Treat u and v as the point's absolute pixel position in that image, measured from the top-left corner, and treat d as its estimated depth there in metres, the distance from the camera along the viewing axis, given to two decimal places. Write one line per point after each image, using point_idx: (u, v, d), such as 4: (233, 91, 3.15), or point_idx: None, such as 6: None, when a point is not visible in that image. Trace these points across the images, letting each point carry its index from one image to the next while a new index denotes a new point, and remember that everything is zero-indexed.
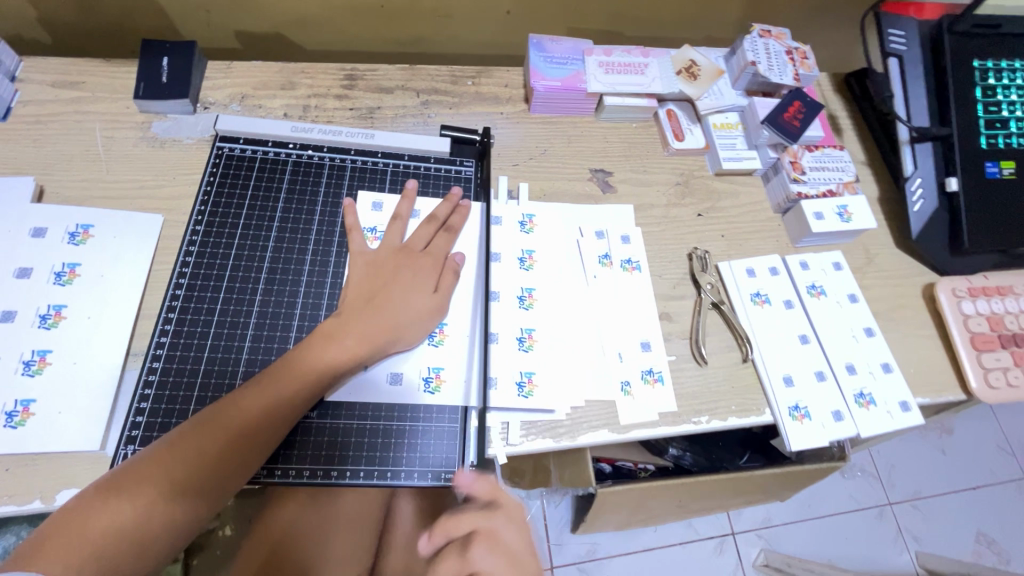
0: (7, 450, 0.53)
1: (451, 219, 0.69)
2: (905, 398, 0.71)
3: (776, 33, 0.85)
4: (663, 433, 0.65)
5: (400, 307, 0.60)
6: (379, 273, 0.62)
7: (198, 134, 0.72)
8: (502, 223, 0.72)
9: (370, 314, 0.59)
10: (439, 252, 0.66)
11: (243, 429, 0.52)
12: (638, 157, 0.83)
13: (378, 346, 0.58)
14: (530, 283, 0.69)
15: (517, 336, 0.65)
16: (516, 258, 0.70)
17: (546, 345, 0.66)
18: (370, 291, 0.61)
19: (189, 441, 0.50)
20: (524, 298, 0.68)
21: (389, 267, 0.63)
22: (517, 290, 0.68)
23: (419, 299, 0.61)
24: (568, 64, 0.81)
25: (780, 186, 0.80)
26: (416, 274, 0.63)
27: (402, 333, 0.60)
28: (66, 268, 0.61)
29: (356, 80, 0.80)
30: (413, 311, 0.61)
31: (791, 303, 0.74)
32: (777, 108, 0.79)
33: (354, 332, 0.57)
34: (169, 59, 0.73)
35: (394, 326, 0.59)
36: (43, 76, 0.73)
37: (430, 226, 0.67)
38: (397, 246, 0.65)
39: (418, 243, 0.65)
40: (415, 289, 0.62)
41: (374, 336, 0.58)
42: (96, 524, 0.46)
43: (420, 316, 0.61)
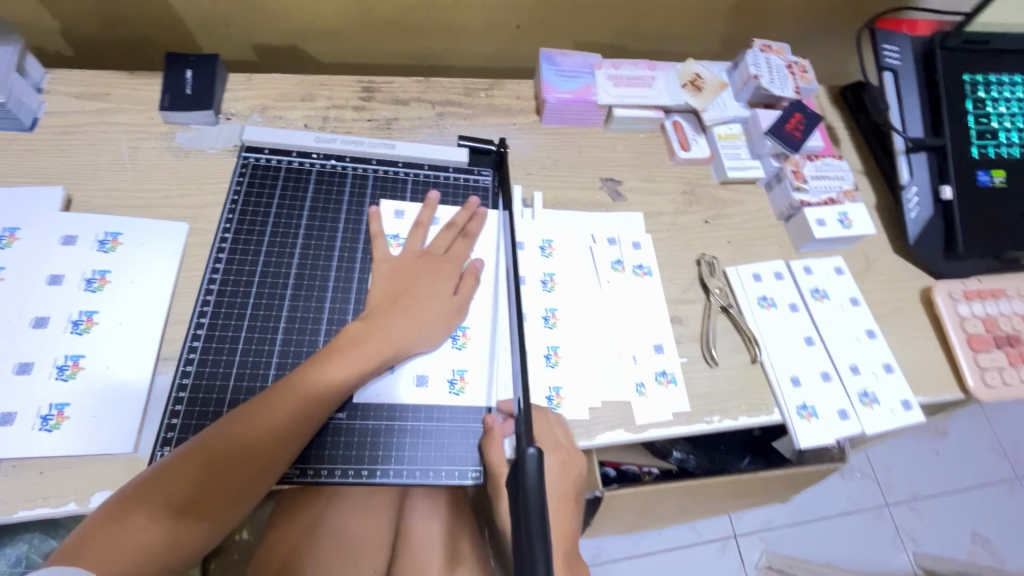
0: (42, 453, 0.54)
1: (469, 226, 0.71)
2: (906, 397, 0.73)
3: (776, 47, 0.88)
4: (677, 432, 0.68)
5: (423, 310, 0.62)
6: (402, 278, 0.64)
7: (222, 145, 0.74)
8: (525, 249, 0.74)
9: (397, 318, 0.61)
10: (459, 258, 0.68)
11: (269, 435, 0.53)
12: (646, 167, 0.86)
13: (404, 349, 0.60)
14: (553, 303, 0.71)
15: (544, 353, 0.68)
16: (539, 277, 0.72)
17: (572, 360, 0.68)
18: (394, 295, 0.63)
19: (216, 448, 0.51)
20: (548, 319, 0.70)
21: (411, 272, 0.65)
22: (541, 310, 0.70)
23: (440, 302, 0.63)
24: (578, 77, 0.84)
25: (782, 195, 0.83)
26: (436, 278, 0.65)
27: (426, 335, 0.62)
28: (96, 275, 0.62)
29: (373, 92, 0.83)
30: (435, 314, 0.63)
31: (796, 306, 0.77)
32: (779, 119, 0.82)
33: (380, 335, 0.59)
34: (193, 72, 0.75)
35: (418, 329, 0.61)
36: (68, 88, 0.74)
37: (450, 233, 0.69)
38: (418, 252, 0.67)
39: (438, 249, 0.68)
40: (438, 293, 0.64)
41: (398, 339, 0.60)
42: (128, 533, 0.47)
43: (443, 319, 0.63)
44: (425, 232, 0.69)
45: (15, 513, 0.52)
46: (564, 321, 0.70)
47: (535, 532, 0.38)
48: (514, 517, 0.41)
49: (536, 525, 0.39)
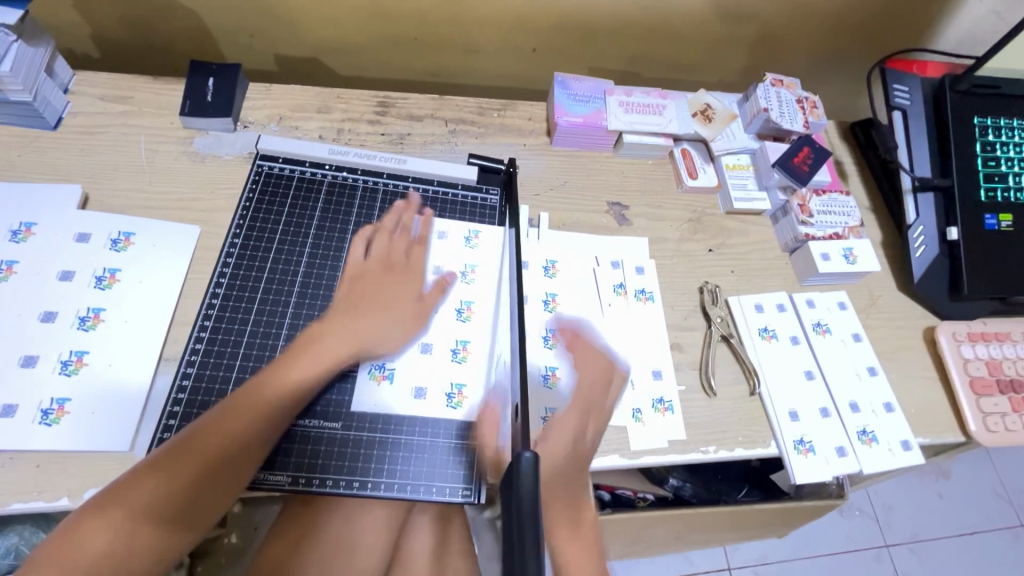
0: (40, 447, 0.54)
1: (422, 233, 0.71)
2: (906, 437, 0.73)
3: (787, 82, 0.89)
4: (671, 460, 0.67)
5: (383, 315, 0.63)
6: (370, 286, 0.64)
7: (238, 151, 0.76)
8: (530, 267, 0.74)
9: (362, 325, 0.61)
10: (420, 268, 0.68)
11: (236, 438, 0.53)
12: (652, 193, 0.86)
13: (365, 352, 0.61)
14: (552, 321, 0.72)
15: (540, 372, 0.68)
16: (540, 299, 0.73)
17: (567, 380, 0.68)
18: (360, 301, 0.63)
19: (183, 454, 0.51)
20: (547, 336, 0.70)
21: (373, 279, 0.65)
22: (542, 330, 0.71)
23: (403, 309, 0.64)
24: (590, 102, 0.85)
25: (788, 227, 0.84)
26: (405, 289, 0.65)
27: (389, 339, 0.63)
28: (107, 273, 0.63)
29: (388, 107, 0.84)
30: (403, 321, 0.64)
31: (797, 339, 0.77)
32: (787, 152, 0.83)
33: (352, 347, 0.60)
34: (214, 80, 0.77)
35: (384, 339, 0.62)
36: (94, 90, 0.77)
37: (416, 245, 0.69)
38: (383, 261, 0.67)
39: (400, 255, 0.68)
40: (399, 298, 0.64)
41: (367, 345, 0.61)
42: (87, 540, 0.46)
43: (406, 325, 0.64)
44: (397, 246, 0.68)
45: (8, 505, 0.53)
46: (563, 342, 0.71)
47: (528, 545, 0.33)
48: (505, 527, 0.35)
49: (531, 539, 0.33)
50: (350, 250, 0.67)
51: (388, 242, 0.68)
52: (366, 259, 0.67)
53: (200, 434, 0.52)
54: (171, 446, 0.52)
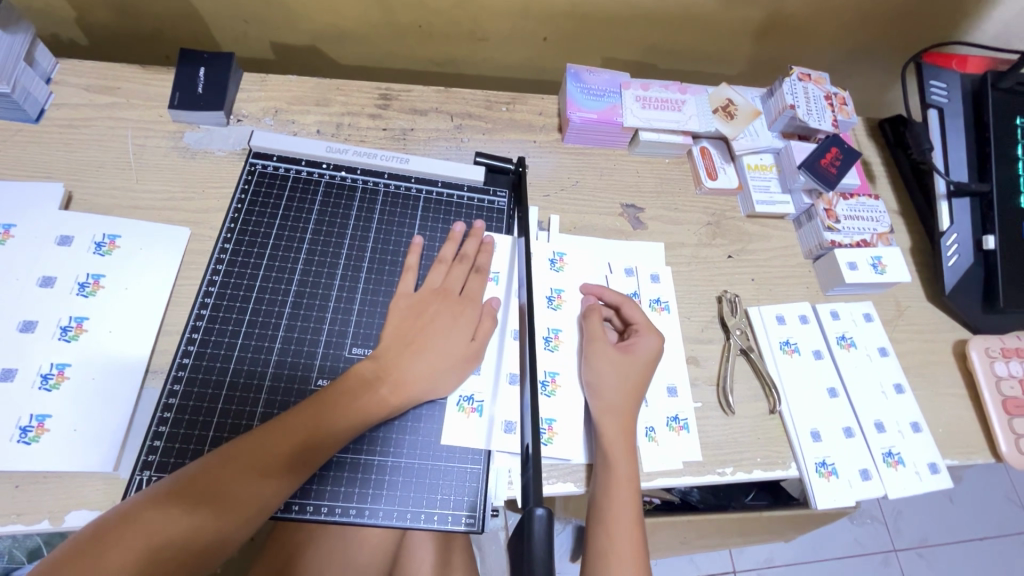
0: (18, 467, 0.51)
1: (478, 258, 0.67)
2: (934, 459, 0.69)
3: (815, 77, 0.84)
4: (686, 483, 0.64)
5: (437, 352, 0.59)
6: (418, 316, 0.61)
7: (231, 148, 0.71)
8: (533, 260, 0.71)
9: (408, 363, 0.57)
10: (475, 296, 0.64)
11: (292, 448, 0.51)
12: (669, 194, 0.82)
13: (413, 398, 0.57)
14: (558, 323, 0.68)
15: (541, 379, 0.64)
16: (545, 295, 0.69)
17: (570, 389, 0.64)
18: (408, 335, 0.59)
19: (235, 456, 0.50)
20: (550, 339, 0.67)
21: (428, 310, 0.61)
22: (543, 330, 0.67)
23: (458, 348, 0.59)
24: (605, 96, 0.80)
25: (812, 233, 0.79)
26: (453, 319, 0.61)
27: (438, 382, 0.58)
28: (90, 279, 0.59)
29: (390, 100, 0.80)
30: (451, 359, 0.59)
31: (820, 353, 0.73)
32: (814, 153, 0.78)
33: (391, 382, 0.56)
34: (205, 70, 0.73)
35: (430, 375, 0.58)
36: (78, 80, 0.72)
37: (461, 267, 0.65)
38: (434, 287, 0.63)
39: (454, 285, 0.64)
40: (456, 334, 0.60)
41: (418, 382, 0.57)
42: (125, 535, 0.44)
43: (456, 364, 0.59)
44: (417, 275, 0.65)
45: None
46: (567, 345, 0.67)
47: None
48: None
49: None
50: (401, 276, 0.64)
51: (446, 273, 0.65)
52: (418, 290, 0.63)
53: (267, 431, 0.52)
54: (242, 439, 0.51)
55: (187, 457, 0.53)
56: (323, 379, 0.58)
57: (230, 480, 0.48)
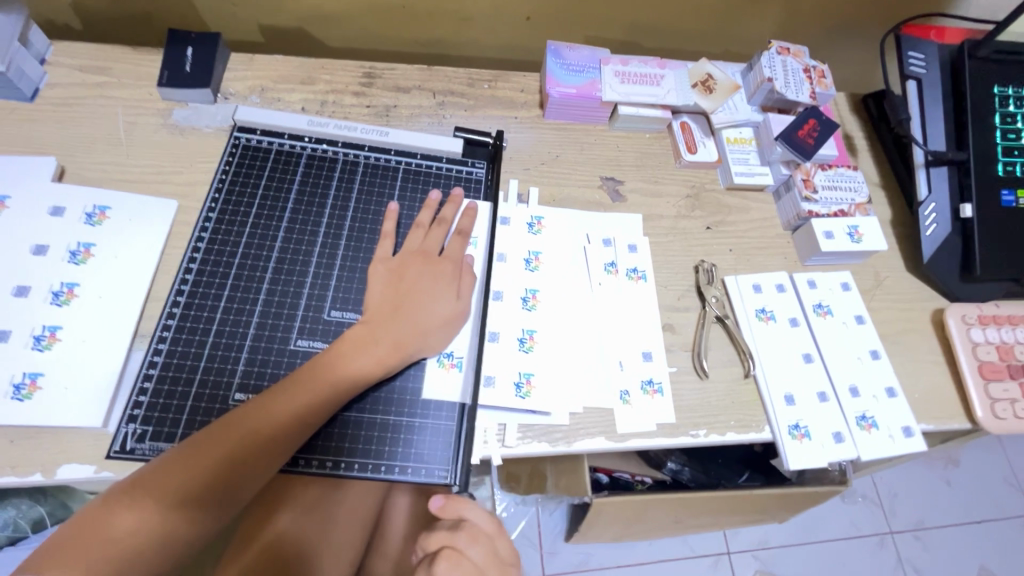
0: (12, 422, 0.54)
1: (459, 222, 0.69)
2: (908, 423, 0.70)
3: (794, 51, 0.85)
4: (660, 444, 0.65)
5: (425, 315, 0.61)
6: (399, 279, 0.63)
7: (218, 124, 0.74)
8: (510, 223, 0.73)
9: (399, 322, 0.60)
10: (453, 256, 0.66)
11: (278, 431, 0.52)
12: (649, 168, 0.83)
13: (409, 354, 0.59)
14: (535, 284, 0.70)
15: (518, 336, 0.66)
16: (522, 258, 0.71)
17: (545, 347, 0.66)
18: (397, 298, 0.61)
19: (220, 441, 0.50)
20: (528, 299, 0.69)
21: (409, 273, 0.63)
22: (520, 291, 0.69)
23: (439, 307, 0.62)
24: (585, 72, 0.81)
25: (790, 204, 0.80)
26: (434, 281, 0.63)
27: (427, 340, 0.60)
28: (81, 248, 0.62)
29: (374, 78, 0.81)
30: (432, 319, 0.61)
31: (796, 321, 0.74)
32: (791, 125, 0.79)
33: (387, 341, 0.58)
34: (192, 49, 0.75)
35: (419, 334, 0.60)
36: (72, 61, 0.75)
37: (439, 231, 0.67)
38: (414, 251, 0.65)
39: (433, 248, 0.66)
40: (438, 295, 0.62)
41: (403, 344, 0.59)
42: (120, 526, 0.45)
43: (439, 323, 0.61)
44: (394, 240, 0.67)
45: None
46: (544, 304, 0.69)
47: None
48: None
49: None
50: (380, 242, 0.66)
51: (424, 237, 0.67)
52: (397, 254, 0.65)
53: (248, 415, 0.52)
54: (224, 426, 0.51)
55: (171, 411, 0.56)
56: (302, 339, 0.60)
57: (221, 467, 0.50)
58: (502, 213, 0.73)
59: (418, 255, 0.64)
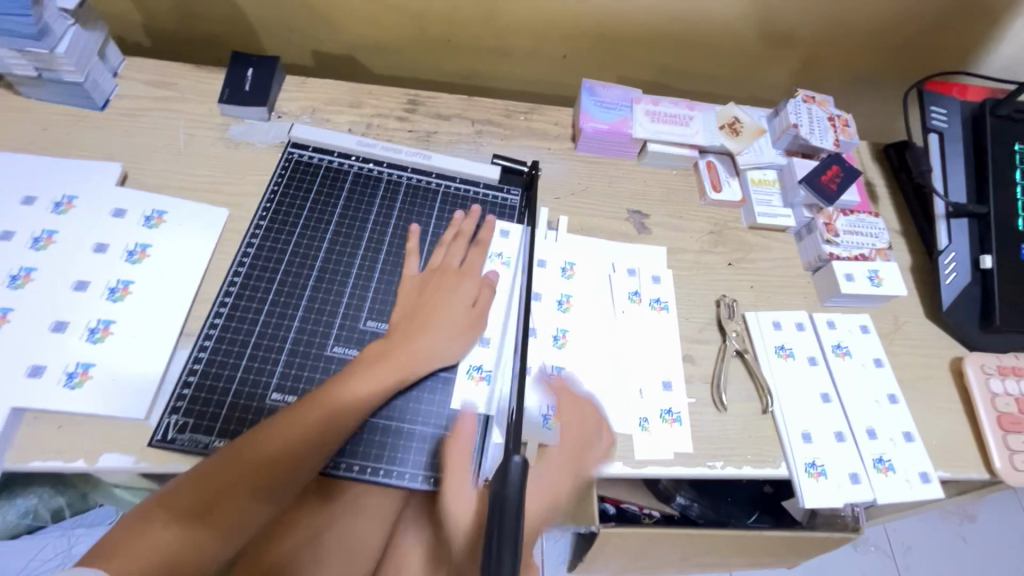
0: (63, 408, 0.56)
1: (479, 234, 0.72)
2: (925, 469, 0.70)
3: (819, 100, 0.88)
4: (677, 474, 0.66)
5: (446, 327, 0.64)
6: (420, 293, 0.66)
7: (270, 140, 0.78)
8: (546, 267, 0.75)
9: (420, 334, 0.63)
10: (474, 269, 0.69)
11: (294, 451, 0.54)
12: (675, 203, 0.86)
13: (428, 362, 0.62)
14: (565, 325, 0.72)
15: (545, 372, 0.68)
16: (554, 300, 0.73)
17: (572, 383, 0.68)
18: (416, 309, 0.65)
19: (231, 465, 0.51)
20: (558, 337, 0.70)
21: (430, 287, 0.67)
22: (552, 330, 0.71)
23: (459, 318, 0.65)
24: (617, 109, 0.85)
25: (812, 245, 0.82)
26: (456, 290, 0.67)
27: (447, 349, 0.63)
28: (138, 248, 0.66)
29: (417, 105, 0.86)
30: (454, 327, 0.64)
31: (815, 360, 0.75)
32: (815, 170, 0.82)
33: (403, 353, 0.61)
34: (253, 70, 0.80)
35: (438, 347, 0.63)
36: (141, 75, 0.81)
37: (461, 243, 0.71)
38: (435, 266, 0.69)
39: (454, 260, 0.69)
40: (459, 306, 0.65)
41: (419, 357, 0.62)
42: (139, 549, 0.46)
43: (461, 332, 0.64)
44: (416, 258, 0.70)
45: (30, 462, 0.55)
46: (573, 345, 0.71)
47: (506, 543, 0.36)
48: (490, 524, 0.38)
49: (509, 537, 0.36)
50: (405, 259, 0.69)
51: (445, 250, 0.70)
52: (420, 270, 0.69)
53: (267, 435, 0.54)
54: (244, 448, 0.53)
55: (211, 406, 0.58)
56: (337, 346, 0.63)
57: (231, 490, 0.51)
58: (540, 253, 0.76)
59: (442, 275, 0.68)
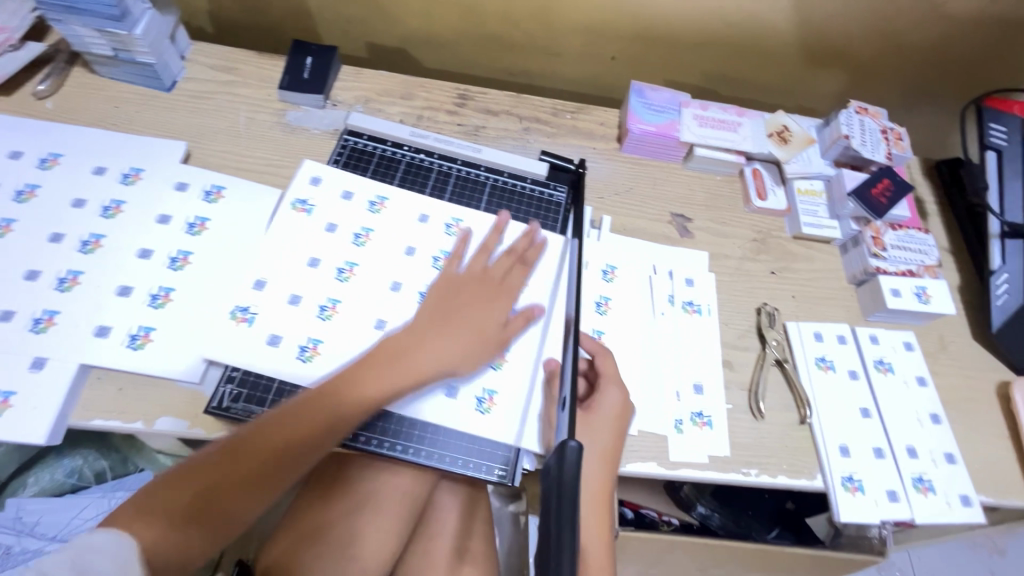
0: (123, 367, 0.59)
1: (528, 253, 0.71)
2: (966, 492, 0.69)
3: (872, 111, 0.87)
4: (710, 478, 0.66)
5: (472, 328, 0.63)
6: (450, 289, 0.65)
7: (325, 127, 0.81)
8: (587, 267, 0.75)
9: (450, 327, 0.62)
10: (513, 286, 0.67)
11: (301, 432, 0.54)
12: (719, 209, 0.86)
13: (453, 359, 0.61)
14: (601, 327, 0.72)
15: None
16: (593, 302, 0.73)
17: None
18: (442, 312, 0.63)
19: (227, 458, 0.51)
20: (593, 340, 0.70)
21: (464, 289, 0.65)
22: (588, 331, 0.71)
23: (488, 330, 0.63)
24: (665, 112, 0.85)
25: (857, 258, 0.81)
26: (487, 298, 0.65)
27: (467, 360, 0.61)
28: (197, 221, 0.69)
29: (467, 99, 0.88)
30: (478, 339, 0.62)
31: (855, 373, 0.74)
32: (865, 182, 0.81)
33: (430, 351, 0.60)
34: (312, 59, 0.83)
35: (459, 356, 0.61)
36: (206, 59, 0.84)
37: (509, 259, 0.69)
38: (477, 272, 0.67)
39: (496, 273, 0.68)
40: (490, 315, 0.64)
41: (448, 350, 0.61)
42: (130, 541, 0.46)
43: (488, 348, 0.63)
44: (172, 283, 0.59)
45: (93, 420, 0.58)
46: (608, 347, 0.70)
47: (566, 529, 0.37)
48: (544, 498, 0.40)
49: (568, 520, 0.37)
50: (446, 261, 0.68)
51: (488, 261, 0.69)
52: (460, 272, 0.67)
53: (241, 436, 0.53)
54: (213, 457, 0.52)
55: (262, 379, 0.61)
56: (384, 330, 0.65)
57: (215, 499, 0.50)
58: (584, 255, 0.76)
59: None
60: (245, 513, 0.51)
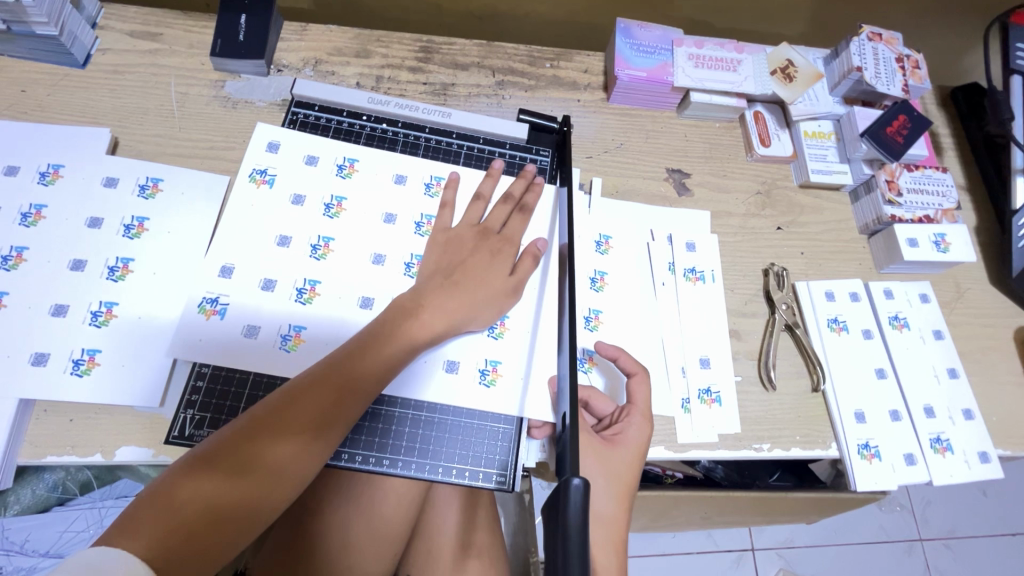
0: (69, 398, 0.53)
1: (525, 198, 0.66)
2: (985, 448, 0.66)
3: (886, 37, 0.77)
4: (721, 456, 0.63)
5: (480, 283, 0.58)
6: (454, 250, 0.60)
7: (271, 98, 0.71)
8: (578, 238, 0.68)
9: (449, 292, 0.57)
10: (514, 236, 0.63)
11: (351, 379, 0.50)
12: (719, 160, 0.78)
13: (458, 324, 0.56)
14: (599, 304, 0.65)
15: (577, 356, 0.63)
16: (588, 277, 0.66)
17: (606, 366, 0.63)
18: (449, 269, 0.59)
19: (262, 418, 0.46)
20: (591, 319, 0.64)
21: (463, 246, 0.61)
22: (585, 310, 0.65)
23: (498, 281, 0.59)
24: (656, 53, 0.75)
25: (871, 206, 0.74)
26: (492, 256, 0.61)
27: (478, 313, 0.57)
28: (135, 222, 0.60)
29: (431, 53, 0.77)
30: (489, 291, 0.58)
31: (870, 332, 0.69)
32: (879, 121, 0.73)
33: (431, 310, 0.55)
34: (246, 18, 0.71)
35: (463, 307, 0.57)
36: (123, 25, 0.72)
37: (505, 207, 0.64)
38: (474, 225, 0.63)
39: (494, 224, 0.63)
40: (495, 269, 0.60)
41: (452, 315, 0.56)
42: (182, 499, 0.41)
43: (496, 298, 0.59)
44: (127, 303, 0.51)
45: (44, 458, 0.53)
46: (607, 326, 0.65)
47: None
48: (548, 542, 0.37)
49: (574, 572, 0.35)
50: (438, 213, 0.63)
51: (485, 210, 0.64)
52: (455, 226, 0.63)
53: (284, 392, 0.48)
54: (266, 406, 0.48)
55: (228, 400, 0.56)
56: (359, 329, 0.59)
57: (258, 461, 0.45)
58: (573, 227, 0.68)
59: None
60: (301, 460, 0.46)
